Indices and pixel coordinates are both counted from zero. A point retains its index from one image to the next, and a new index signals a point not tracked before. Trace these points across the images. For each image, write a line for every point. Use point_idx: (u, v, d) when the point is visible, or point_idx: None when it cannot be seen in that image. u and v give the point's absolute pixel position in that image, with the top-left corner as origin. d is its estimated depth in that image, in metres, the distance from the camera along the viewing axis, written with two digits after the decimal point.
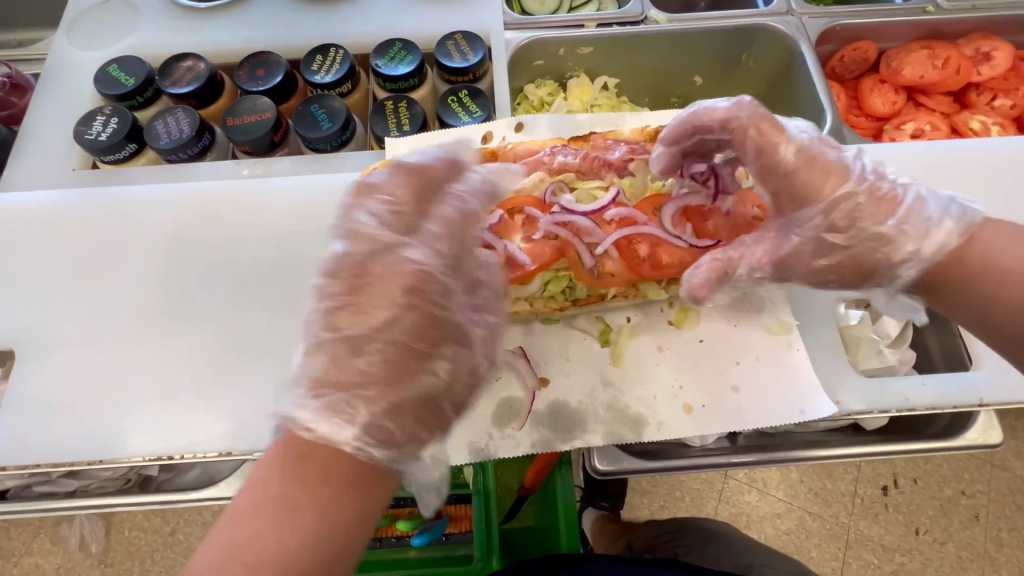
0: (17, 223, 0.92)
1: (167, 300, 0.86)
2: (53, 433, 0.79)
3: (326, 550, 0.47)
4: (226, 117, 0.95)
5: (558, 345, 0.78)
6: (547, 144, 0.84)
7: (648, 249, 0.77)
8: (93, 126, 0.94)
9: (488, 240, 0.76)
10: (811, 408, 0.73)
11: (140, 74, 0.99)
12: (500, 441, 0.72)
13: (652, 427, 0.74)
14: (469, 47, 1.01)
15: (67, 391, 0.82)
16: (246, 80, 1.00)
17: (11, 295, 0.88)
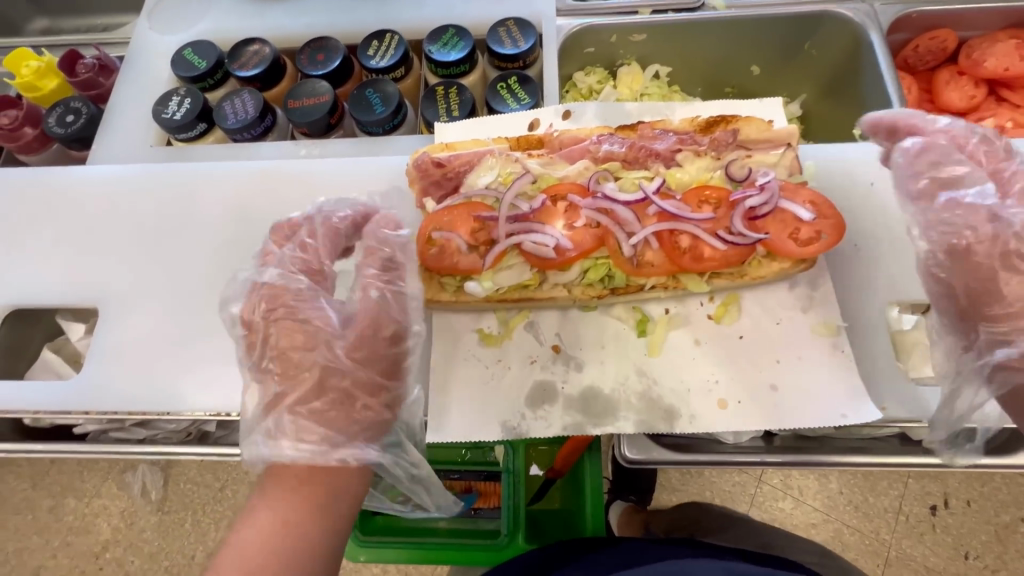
0: (101, 195, 1.01)
1: (228, 270, 0.93)
2: (128, 387, 0.88)
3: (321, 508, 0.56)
4: (287, 100, 1.00)
5: (595, 332, 0.80)
6: (593, 132, 0.84)
7: (691, 240, 0.74)
8: (170, 106, 1.02)
9: (532, 226, 0.76)
10: (854, 413, 0.72)
11: (212, 58, 1.06)
12: (532, 421, 0.74)
13: (685, 418, 0.74)
14: (521, 34, 1.01)
15: (140, 347, 0.90)
16: (307, 64, 1.05)
17: (95, 259, 0.97)
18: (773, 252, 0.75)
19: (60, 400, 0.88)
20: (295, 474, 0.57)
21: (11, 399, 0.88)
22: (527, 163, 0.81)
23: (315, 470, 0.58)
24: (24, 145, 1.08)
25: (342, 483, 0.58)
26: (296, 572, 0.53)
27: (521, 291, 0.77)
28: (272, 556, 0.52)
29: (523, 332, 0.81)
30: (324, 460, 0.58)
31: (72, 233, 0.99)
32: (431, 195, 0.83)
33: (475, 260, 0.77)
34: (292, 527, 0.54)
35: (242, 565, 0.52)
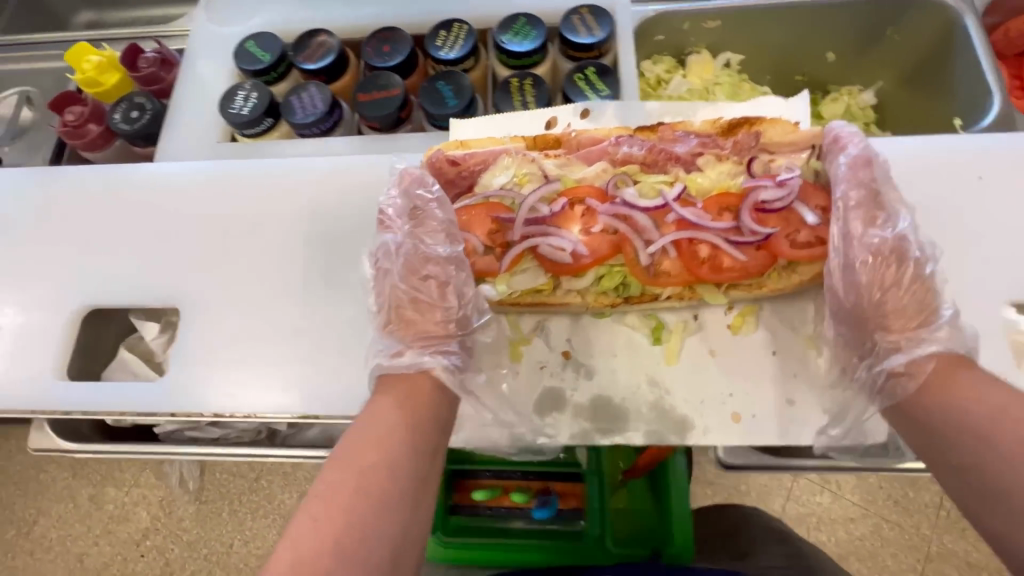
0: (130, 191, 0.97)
1: (263, 269, 0.89)
2: (128, 386, 0.84)
3: (418, 439, 0.57)
4: (357, 93, 0.98)
5: (608, 340, 0.78)
6: (612, 132, 0.81)
7: (710, 249, 0.72)
8: (235, 100, 1.00)
9: (546, 230, 0.74)
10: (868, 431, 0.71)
11: (275, 51, 1.04)
12: (541, 428, 0.74)
13: (697, 430, 0.72)
14: (596, 21, 0.97)
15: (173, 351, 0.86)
16: (374, 56, 1.02)
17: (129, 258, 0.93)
18: (796, 261, 0.71)
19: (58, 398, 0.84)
20: (403, 393, 0.61)
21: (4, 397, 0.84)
22: (543, 164, 0.79)
23: (419, 397, 0.62)
24: (83, 143, 1.05)
25: (443, 411, 0.62)
26: (408, 476, 0.54)
27: (535, 296, 0.76)
28: (383, 455, 0.54)
29: (534, 339, 0.80)
30: (415, 402, 0.61)
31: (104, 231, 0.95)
32: (446, 195, 0.82)
33: (489, 263, 0.76)
34: (405, 433, 0.57)
35: (359, 462, 0.53)
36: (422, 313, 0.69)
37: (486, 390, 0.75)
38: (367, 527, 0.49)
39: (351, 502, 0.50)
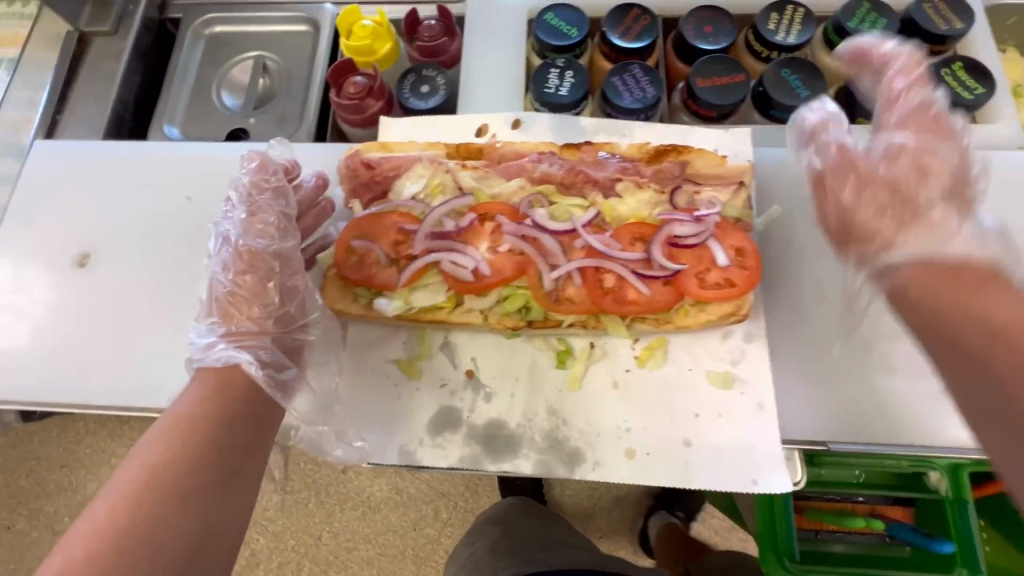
0: (52, 172, 0.95)
1: (178, 258, 0.88)
2: (31, 369, 0.83)
3: (222, 430, 0.55)
4: (613, 76, 0.91)
5: (511, 363, 0.76)
6: (537, 147, 0.77)
7: (617, 280, 0.69)
8: (550, 80, 0.91)
9: (451, 245, 0.72)
10: (764, 480, 0.68)
11: (584, 27, 0.96)
12: (428, 449, 0.72)
13: (587, 464, 0.70)
14: (952, 12, 0.90)
15: (74, 332, 0.85)
16: (625, 37, 0.93)
17: (43, 238, 0.91)
18: (703, 300, 0.68)
19: (20, 380, 0.82)
20: (214, 380, 0.59)
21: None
22: (459, 175, 0.76)
23: (233, 385, 0.59)
24: (365, 119, 0.97)
25: (262, 397, 0.61)
26: (217, 464, 0.53)
27: (434, 313, 0.72)
28: (176, 449, 0.51)
29: (434, 358, 0.77)
30: (225, 393, 0.58)
31: (24, 211, 0.93)
32: (359, 198, 0.79)
33: (391, 276, 0.73)
34: (214, 422, 0.55)
35: (155, 454, 0.50)
36: (239, 306, 0.65)
37: (384, 404, 0.75)
38: (164, 519, 0.47)
39: (141, 496, 0.47)
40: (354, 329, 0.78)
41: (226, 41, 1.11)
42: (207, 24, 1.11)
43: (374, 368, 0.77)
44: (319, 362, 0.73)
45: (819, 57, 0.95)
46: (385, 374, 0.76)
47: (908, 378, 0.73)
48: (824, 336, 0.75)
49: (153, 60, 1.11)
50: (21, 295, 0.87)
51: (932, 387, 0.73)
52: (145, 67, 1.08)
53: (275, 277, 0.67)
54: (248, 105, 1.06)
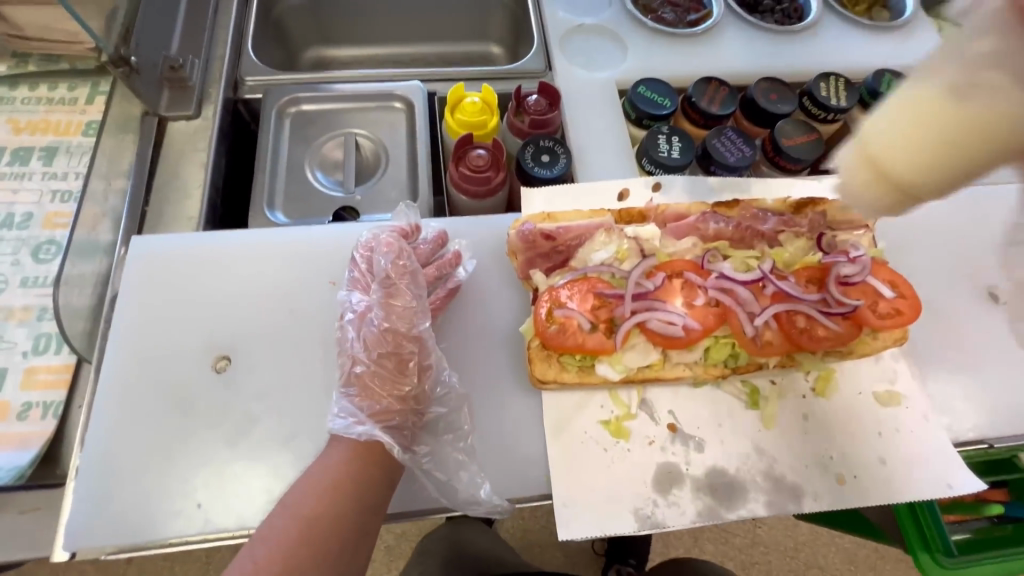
0: (147, 270, 0.84)
1: (324, 351, 0.81)
2: (172, 501, 0.71)
3: (342, 521, 0.62)
4: (713, 139, 1.04)
5: (711, 411, 0.79)
6: (694, 208, 0.85)
7: (807, 320, 0.77)
8: (660, 145, 1.02)
9: (652, 304, 0.76)
10: (957, 483, 0.77)
11: (674, 98, 1.08)
12: (664, 508, 0.72)
13: (810, 496, 0.75)
14: None
15: (215, 449, 0.74)
16: (711, 106, 1.08)
17: (151, 346, 0.79)
18: (880, 329, 0.78)
19: (166, 515, 0.70)
20: (354, 456, 0.67)
21: (94, 528, 0.69)
22: (638, 238, 0.81)
23: (369, 458, 0.67)
24: (490, 189, 0.99)
25: (393, 467, 0.69)
26: (348, 527, 0.63)
27: (646, 371, 0.75)
28: (301, 539, 0.60)
29: (636, 417, 0.78)
30: (358, 475, 0.65)
31: (119, 318, 0.81)
32: (539, 268, 0.80)
33: (600, 341, 0.75)
34: (352, 492, 0.64)
35: (300, 512, 0.61)
36: (381, 385, 0.71)
37: (603, 471, 0.74)
38: None
39: (287, 550, 0.59)
40: (553, 398, 0.77)
41: (313, 119, 1.09)
42: (295, 102, 1.08)
43: (582, 436, 0.76)
44: (482, 430, 0.76)
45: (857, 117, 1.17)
46: (596, 438, 0.76)
47: None
48: (950, 347, 0.88)
49: (233, 141, 1.04)
50: (150, 414, 0.75)
51: None
52: (229, 149, 1.02)
53: (412, 356, 0.73)
54: (350, 181, 1.03)
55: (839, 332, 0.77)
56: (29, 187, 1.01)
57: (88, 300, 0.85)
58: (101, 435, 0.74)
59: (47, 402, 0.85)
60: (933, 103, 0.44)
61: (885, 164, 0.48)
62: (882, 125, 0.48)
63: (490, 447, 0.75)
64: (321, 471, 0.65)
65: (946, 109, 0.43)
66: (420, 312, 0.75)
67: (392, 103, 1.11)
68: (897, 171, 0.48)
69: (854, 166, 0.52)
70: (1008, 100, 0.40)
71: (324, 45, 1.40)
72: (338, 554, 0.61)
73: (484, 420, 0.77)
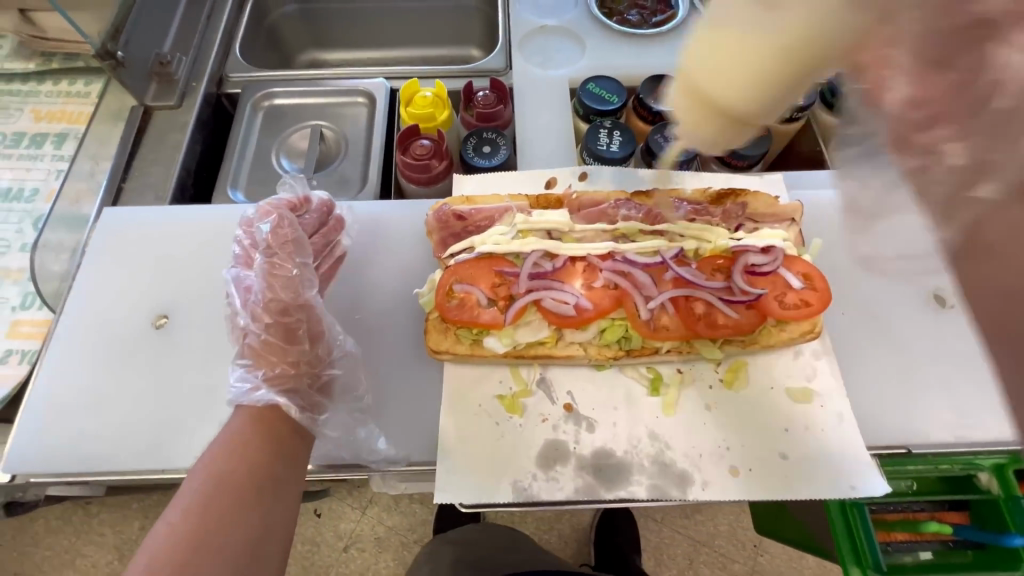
0: (114, 239, 0.95)
1: None
2: (99, 438, 0.79)
3: (258, 473, 0.64)
4: (656, 134, 1.04)
5: (608, 394, 0.79)
6: (611, 195, 0.87)
7: (705, 307, 0.77)
8: (601, 139, 1.03)
9: (550, 284, 0.78)
10: (863, 485, 0.73)
11: (623, 94, 1.10)
12: (544, 483, 0.73)
13: (697, 484, 0.73)
14: None
15: (144, 396, 0.82)
16: (658, 102, 1.08)
17: (106, 303, 0.89)
18: (785, 320, 0.76)
19: (92, 451, 0.78)
20: (257, 418, 0.69)
21: (30, 455, 0.78)
22: (546, 221, 0.83)
23: (272, 418, 0.70)
24: (431, 177, 1.04)
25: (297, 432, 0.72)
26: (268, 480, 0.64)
27: (538, 348, 0.77)
28: (220, 495, 0.60)
29: (533, 394, 0.80)
30: (265, 435, 0.68)
31: (84, 279, 0.91)
32: (451, 246, 0.84)
33: (494, 316, 0.77)
34: (262, 448, 0.66)
35: (215, 469, 0.62)
36: (274, 352, 0.75)
37: (489, 443, 0.76)
38: (227, 528, 0.58)
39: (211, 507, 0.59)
40: (451, 370, 0.80)
41: (285, 112, 1.18)
42: (269, 96, 1.18)
43: (475, 409, 0.78)
44: (382, 397, 0.80)
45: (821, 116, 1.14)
46: (489, 412, 0.78)
47: (960, 382, 0.83)
48: (875, 349, 0.85)
49: (211, 130, 1.15)
50: (95, 361, 0.84)
51: (979, 387, 0.82)
52: (206, 137, 1.13)
53: (302, 324, 0.78)
54: (309, 168, 1.11)
55: (739, 319, 0.76)
56: (40, 167, 1.16)
57: (64, 264, 0.99)
58: (50, 376, 0.83)
59: (25, 350, 0.97)
60: (730, 28, 0.45)
61: (699, 89, 0.51)
62: (693, 60, 0.50)
63: (388, 410, 0.79)
64: (228, 432, 0.66)
65: (736, 36, 0.45)
66: (306, 281, 0.79)
67: (357, 99, 1.19)
68: (714, 98, 0.49)
69: (681, 102, 0.54)
70: (811, 10, 0.39)
71: (317, 49, 1.51)
72: (261, 506, 0.62)
73: (387, 387, 0.81)
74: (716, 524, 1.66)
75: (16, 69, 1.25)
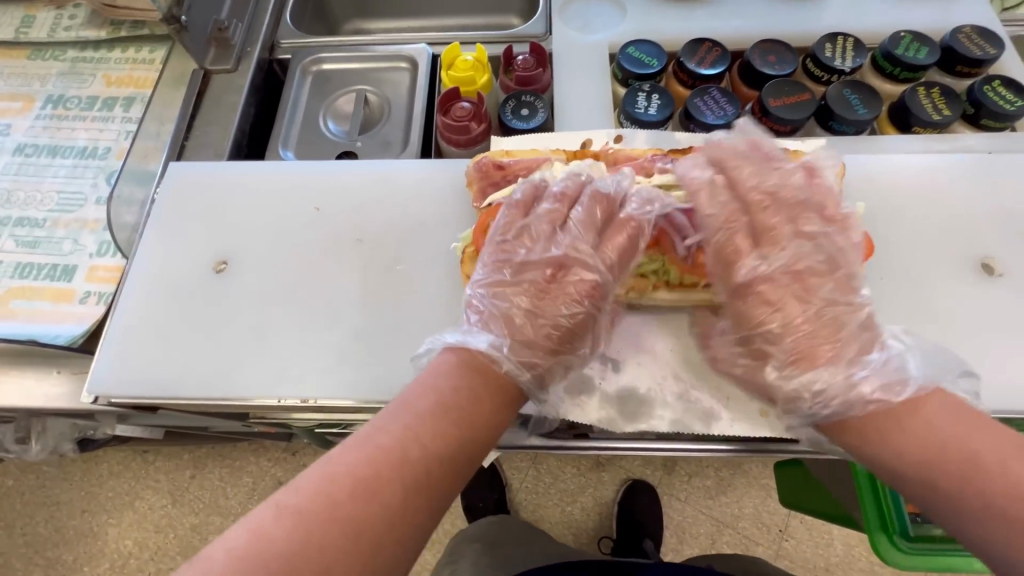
0: (181, 186, 1.03)
1: (299, 264, 0.94)
2: (169, 368, 0.87)
3: (466, 425, 0.64)
4: (694, 97, 1.04)
5: (632, 339, 0.82)
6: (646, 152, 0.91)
7: (768, 225, 0.75)
8: (638, 102, 1.04)
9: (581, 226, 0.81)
10: None
11: (662, 58, 1.09)
12: (570, 410, 0.77)
13: (723, 420, 0.77)
14: (985, 41, 1.05)
15: (205, 332, 0.90)
16: (698, 66, 1.07)
17: (172, 247, 0.98)
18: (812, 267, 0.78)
19: (163, 378, 0.86)
20: (466, 364, 0.69)
21: (108, 379, 0.87)
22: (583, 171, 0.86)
23: (482, 369, 0.69)
24: (469, 139, 1.07)
25: (506, 410, 0.70)
26: (441, 466, 0.61)
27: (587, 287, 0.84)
28: (432, 435, 0.61)
29: None
30: (479, 382, 0.68)
31: (152, 225, 1.00)
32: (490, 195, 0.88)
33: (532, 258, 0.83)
34: (473, 396, 0.67)
35: (431, 401, 0.64)
36: None
37: None
38: (431, 467, 0.60)
39: (388, 454, 0.59)
40: None
41: (332, 77, 1.23)
42: (316, 62, 1.24)
43: None
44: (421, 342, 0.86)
45: (870, 79, 1.10)
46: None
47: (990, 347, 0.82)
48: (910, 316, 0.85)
49: (264, 94, 1.22)
50: (163, 298, 0.93)
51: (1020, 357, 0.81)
52: (259, 100, 1.20)
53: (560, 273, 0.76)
54: (354, 130, 1.16)
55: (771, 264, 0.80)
56: (111, 128, 1.25)
57: (134, 216, 1.09)
58: (125, 310, 0.93)
59: (101, 292, 1.07)
60: None
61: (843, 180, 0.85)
62: None
63: None
64: (447, 369, 0.68)
65: None
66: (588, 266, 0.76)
67: (400, 65, 1.23)
68: None
69: None
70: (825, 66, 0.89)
71: (361, 18, 1.56)
72: (458, 457, 0.63)
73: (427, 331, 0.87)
74: (742, 507, 1.67)
75: (88, 37, 1.34)
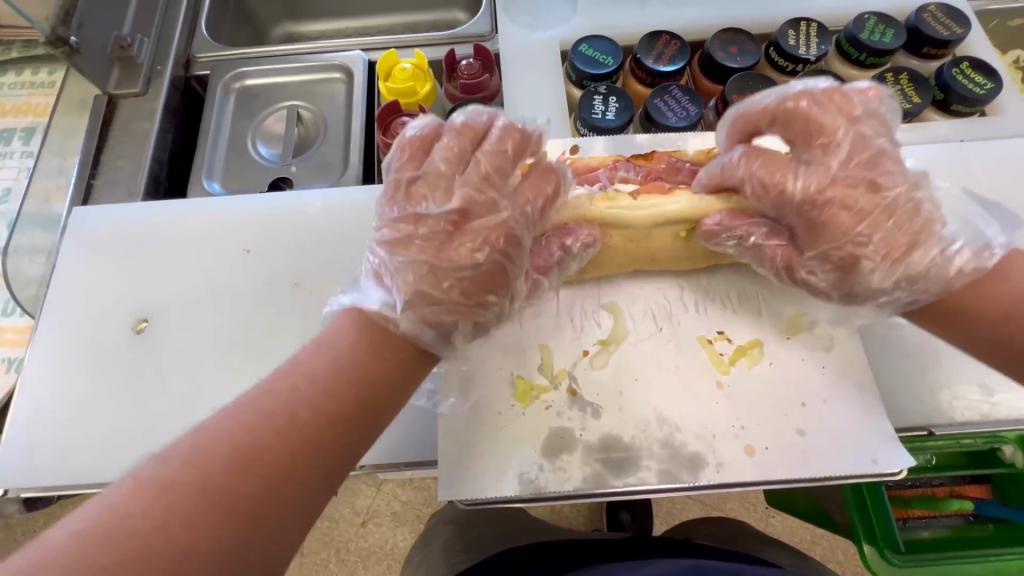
0: (85, 240, 0.90)
1: (231, 319, 0.84)
2: (88, 453, 0.77)
3: (356, 382, 0.54)
4: (654, 97, 0.96)
5: (610, 379, 0.76)
6: (607, 159, 0.85)
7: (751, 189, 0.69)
8: (595, 106, 0.96)
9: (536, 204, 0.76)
10: (885, 459, 0.70)
11: (618, 54, 1.01)
12: (551, 473, 0.70)
13: (711, 465, 0.71)
14: (951, 20, 1.00)
15: (125, 406, 0.79)
16: (656, 62, 0.99)
17: (82, 310, 0.86)
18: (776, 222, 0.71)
19: (82, 463, 0.76)
20: (359, 325, 0.58)
21: (15, 474, 0.76)
22: None
23: (374, 324, 0.59)
24: None
25: (416, 369, 0.60)
26: (327, 433, 0.51)
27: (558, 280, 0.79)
28: (312, 400, 0.52)
29: (549, 389, 0.75)
30: (372, 340, 0.58)
31: (55, 287, 0.88)
32: None
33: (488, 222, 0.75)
34: (365, 356, 0.56)
35: (312, 366, 0.54)
36: None
37: (493, 442, 0.72)
38: (311, 434, 0.51)
39: (258, 426, 0.49)
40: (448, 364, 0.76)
41: (258, 94, 1.11)
42: (239, 77, 1.11)
43: (485, 404, 0.74)
44: None
45: (835, 67, 1.04)
46: (508, 404, 0.74)
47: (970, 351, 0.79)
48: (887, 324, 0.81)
49: (182, 118, 1.09)
50: (76, 372, 0.82)
51: None
52: (176, 126, 1.07)
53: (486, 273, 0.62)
54: (288, 152, 1.05)
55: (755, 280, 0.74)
56: (11, 165, 1.11)
57: (40, 268, 0.96)
58: (30, 390, 0.81)
59: (12, 358, 0.95)
60: None
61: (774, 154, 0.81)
62: None
63: None
64: (335, 331, 0.58)
65: None
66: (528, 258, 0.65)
67: (335, 75, 1.12)
68: None
69: None
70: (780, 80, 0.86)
71: (292, 21, 1.41)
72: (353, 423, 0.53)
73: None
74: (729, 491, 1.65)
75: None
